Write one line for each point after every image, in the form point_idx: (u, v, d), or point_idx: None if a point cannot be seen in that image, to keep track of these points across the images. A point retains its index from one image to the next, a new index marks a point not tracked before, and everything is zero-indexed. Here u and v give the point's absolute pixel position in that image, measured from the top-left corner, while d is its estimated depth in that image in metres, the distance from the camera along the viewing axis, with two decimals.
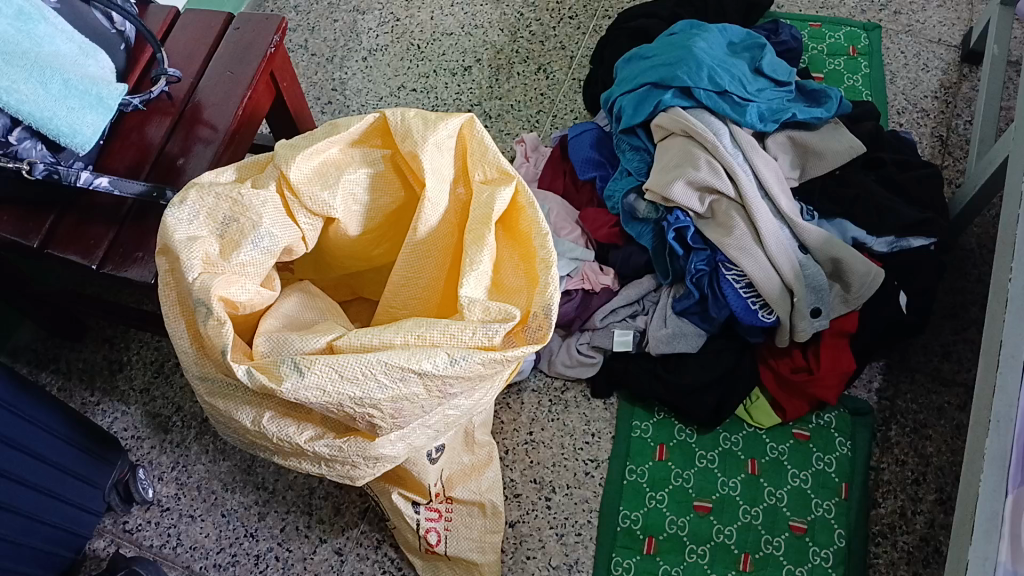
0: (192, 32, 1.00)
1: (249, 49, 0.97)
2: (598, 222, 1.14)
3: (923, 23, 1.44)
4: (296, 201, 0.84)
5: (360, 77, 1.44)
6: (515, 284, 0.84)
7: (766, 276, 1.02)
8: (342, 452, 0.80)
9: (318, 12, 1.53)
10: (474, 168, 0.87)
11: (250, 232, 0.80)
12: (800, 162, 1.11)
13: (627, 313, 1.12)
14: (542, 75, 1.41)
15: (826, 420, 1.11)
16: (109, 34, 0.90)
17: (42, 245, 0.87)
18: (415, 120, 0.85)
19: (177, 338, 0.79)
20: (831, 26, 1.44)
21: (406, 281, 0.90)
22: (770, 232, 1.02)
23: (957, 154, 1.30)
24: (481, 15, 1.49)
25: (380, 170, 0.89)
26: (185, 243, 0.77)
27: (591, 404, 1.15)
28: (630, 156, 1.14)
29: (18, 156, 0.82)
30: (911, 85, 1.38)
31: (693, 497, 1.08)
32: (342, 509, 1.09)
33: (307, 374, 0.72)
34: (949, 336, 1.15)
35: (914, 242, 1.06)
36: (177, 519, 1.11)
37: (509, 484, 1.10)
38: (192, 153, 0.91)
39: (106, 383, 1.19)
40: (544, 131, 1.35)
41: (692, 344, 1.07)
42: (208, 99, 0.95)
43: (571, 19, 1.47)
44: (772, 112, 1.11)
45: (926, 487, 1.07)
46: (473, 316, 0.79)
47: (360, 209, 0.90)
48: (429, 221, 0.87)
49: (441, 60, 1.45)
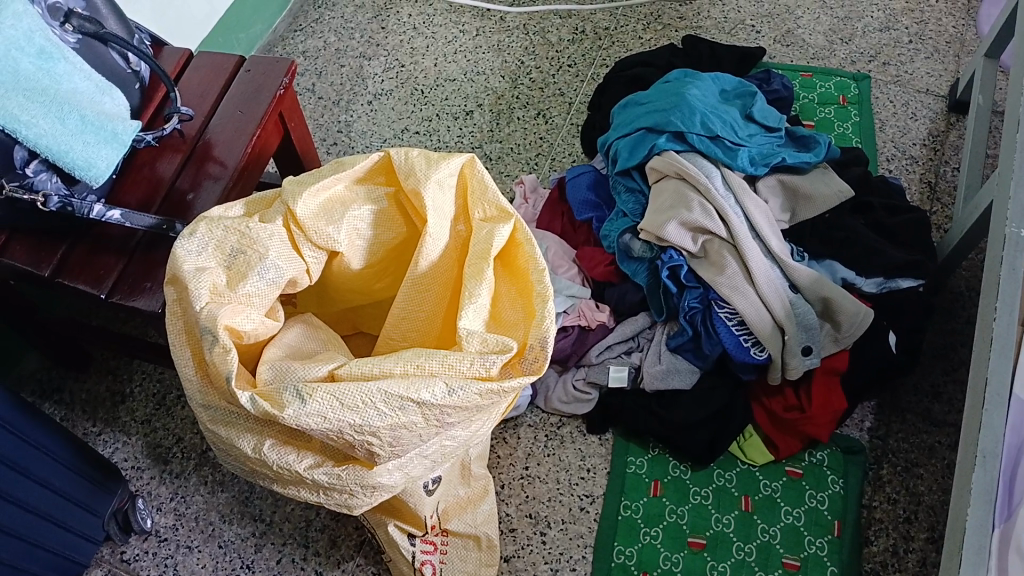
0: (205, 73, 1.04)
1: (259, 90, 1.01)
2: (595, 260, 1.17)
3: (912, 74, 1.49)
4: (302, 234, 0.87)
5: (365, 120, 1.49)
6: (512, 317, 0.87)
7: (757, 314, 1.04)
8: (340, 480, 0.81)
9: (326, 58, 1.58)
10: (474, 206, 0.91)
11: (256, 263, 0.83)
12: (791, 206, 1.14)
13: (622, 349, 1.14)
14: (542, 120, 1.46)
15: (818, 458, 1.13)
16: (124, 73, 0.94)
17: (53, 274, 0.89)
18: (418, 159, 0.89)
19: (183, 367, 0.81)
20: (821, 76, 1.49)
21: (406, 313, 0.92)
22: (761, 271, 1.05)
23: (945, 200, 1.34)
24: (483, 62, 1.55)
25: (384, 207, 0.92)
26: (194, 273, 0.80)
27: (586, 440, 1.16)
28: (626, 198, 1.17)
29: (34, 188, 0.85)
30: (900, 133, 1.42)
31: (687, 533, 1.09)
32: (338, 541, 1.10)
33: (309, 402, 0.74)
34: (939, 377, 1.18)
35: (903, 283, 1.09)
36: (174, 550, 1.11)
37: (505, 518, 1.11)
38: (201, 188, 0.95)
39: (109, 414, 1.21)
40: (542, 173, 1.39)
41: (686, 380, 1.08)
42: (219, 137, 0.98)
43: (570, 66, 1.52)
44: (763, 156, 1.14)
45: (918, 525, 1.08)
46: (471, 347, 0.81)
47: (363, 243, 0.92)
48: (431, 255, 0.90)
49: (444, 105, 1.49)
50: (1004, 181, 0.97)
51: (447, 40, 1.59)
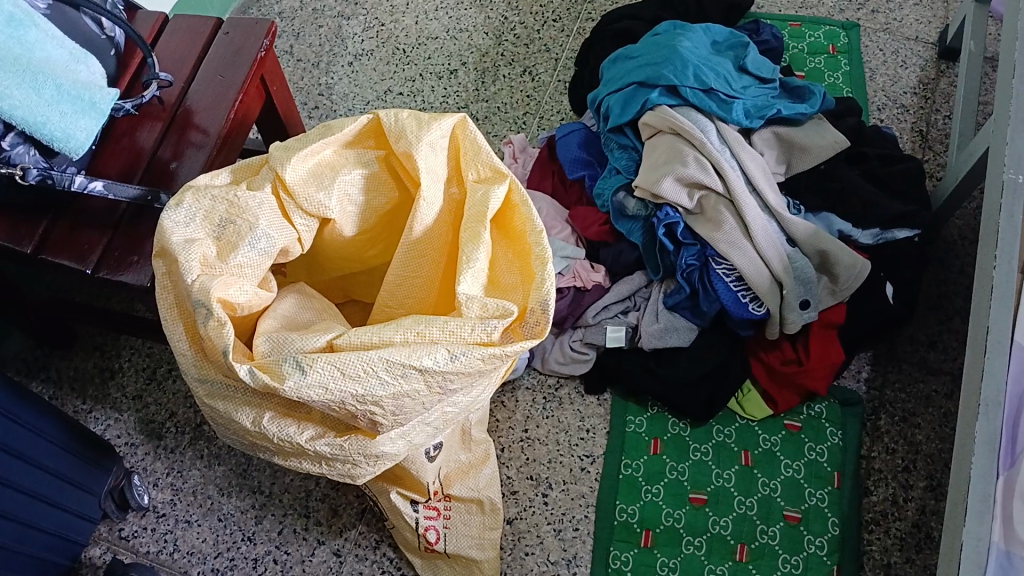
0: (182, 37, 1.00)
1: (239, 53, 0.98)
2: (588, 221, 1.15)
3: (901, 21, 1.47)
4: (292, 202, 0.84)
5: (346, 82, 1.45)
6: (510, 281, 0.86)
7: (755, 270, 1.03)
8: (343, 451, 0.80)
9: (303, 18, 1.53)
10: (467, 168, 0.89)
11: (247, 233, 0.81)
12: (786, 157, 1.12)
13: (619, 309, 1.13)
14: (528, 77, 1.43)
15: (817, 411, 1.13)
16: (99, 39, 0.90)
17: (36, 250, 0.87)
18: (409, 121, 0.86)
19: (176, 341, 0.79)
20: (810, 25, 1.46)
21: (402, 279, 0.91)
22: (759, 225, 1.03)
23: (937, 148, 1.33)
24: (466, 19, 1.51)
25: (375, 170, 0.89)
26: (183, 245, 0.77)
27: (584, 401, 1.16)
28: (618, 155, 1.14)
29: (11, 161, 0.81)
30: (890, 82, 1.41)
31: (688, 490, 1.09)
32: (339, 511, 1.10)
33: (309, 373, 0.72)
34: (934, 326, 1.18)
35: (898, 234, 1.08)
36: (173, 525, 1.10)
37: (506, 481, 1.11)
38: (184, 157, 0.92)
39: (98, 391, 1.19)
40: (531, 132, 1.37)
41: (685, 338, 1.08)
42: (200, 103, 0.95)
43: (555, 21, 1.49)
44: (758, 109, 1.11)
45: (916, 474, 1.09)
46: (471, 312, 0.80)
47: (355, 209, 0.90)
48: (425, 220, 0.88)
49: (427, 64, 1.46)
50: (1001, 128, 0.96)
51: None
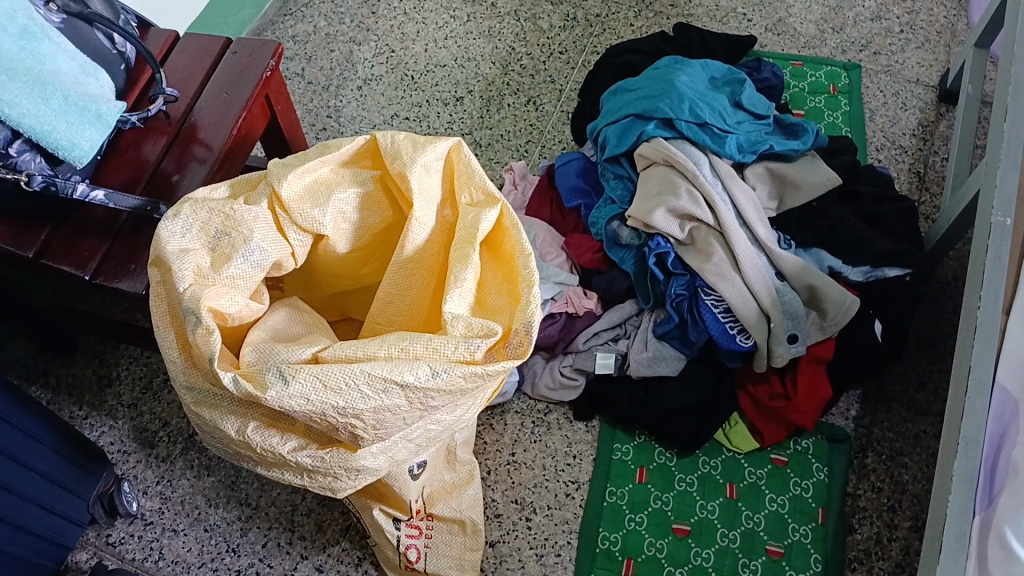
0: (191, 55, 1.03)
1: (245, 72, 1.01)
2: (582, 248, 1.17)
3: (902, 64, 1.49)
4: (287, 217, 0.86)
5: (354, 106, 1.48)
6: (498, 303, 0.88)
7: (743, 302, 1.04)
8: (324, 463, 0.81)
9: (316, 43, 1.56)
10: (460, 191, 0.91)
11: (241, 246, 0.83)
12: (778, 193, 1.13)
13: (609, 336, 1.14)
14: (532, 107, 1.46)
15: (804, 446, 1.13)
16: (110, 54, 0.93)
17: (37, 255, 0.89)
18: (405, 142, 0.89)
19: (167, 349, 0.81)
20: (812, 65, 1.49)
21: (392, 297, 0.92)
22: (748, 259, 1.04)
23: (934, 190, 1.34)
24: (474, 48, 1.54)
25: (370, 190, 0.92)
26: (178, 254, 0.80)
27: (572, 427, 1.16)
28: (614, 185, 1.16)
29: (17, 168, 0.83)
30: (890, 123, 1.43)
31: (672, 520, 1.09)
32: (324, 526, 1.10)
33: (291, 383, 0.73)
34: (926, 366, 1.18)
35: (889, 272, 1.09)
36: (159, 533, 1.11)
37: (490, 503, 1.12)
38: (186, 171, 0.94)
39: (95, 398, 1.21)
40: (532, 160, 1.39)
41: (672, 368, 1.08)
42: (204, 119, 0.98)
43: (561, 53, 1.52)
44: (750, 144, 1.13)
45: (902, 514, 1.09)
46: (456, 331, 0.82)
47: (349, 227, 0.92)
48: (416, 240, 0.90)
49: (434, 91, 1.49)
50: (991, 171, 0.98)
51: (438, 26, 1.58)
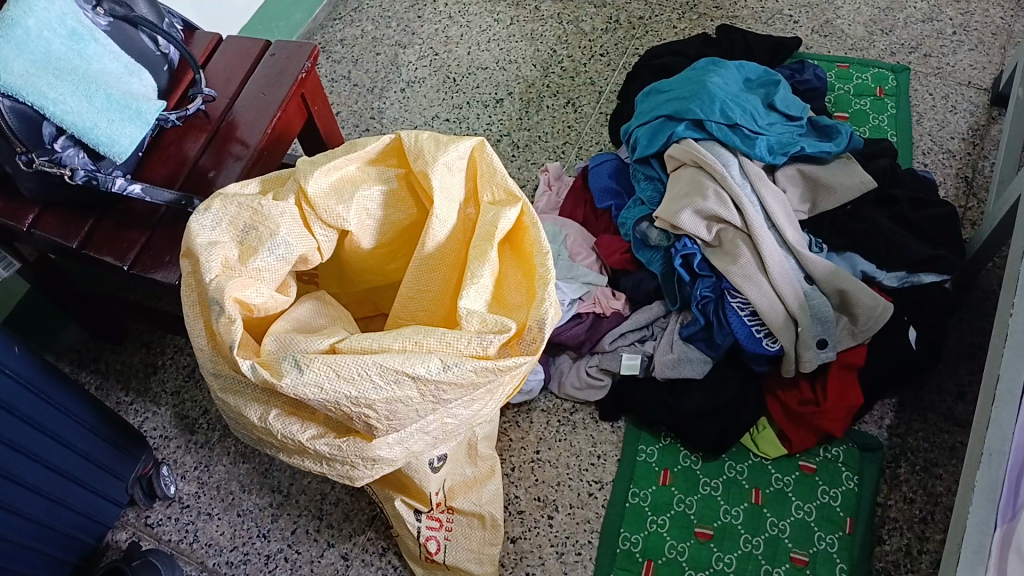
0: (232, 57, 1.07)
1: (282, 73, 1.04)
2: (612, 248, 1.18)
3: (954, 66, 1.45)
4: (313, 213, 0.89)
5: (397, 107, 1.51)
6: (516, 300, 0.89)
7: (769, 305, 1.02)
8: (341, 452, 0.83)
9: (362, 46, 1.60)
10: (483, 190, 0.93)
11: (267, 239, 0.85)
12: (811, 197, 1.11)
13: (636, 337, 1.14)
14: (571, 109, 1.47)
15: (833, 454, 1.11)
16: (153, 56, 0.98)
17: (81, 245, 0.94)
18: (428, 142, 0.91)
19: (196, 337, 0.85)
20: (859, 67, 1.46)
21: (413, 293, 0.94)
22: (775, 261, 1.03)
23: (981, 196, 1.31)
24: (515, 51, 1.56)
25: (394, 187, 0.94)
26: (207, 246, 0.83)
27: (598, 426, 1.17)
28: (644, 186, 1.16)
29: (61, 162, 0.89)
30: (938, 126, 1.39)
31: (694, 523, 1.09)
32: (351, 516, 1.13)
33: (306, 372, 0.76)
34: (965, 376, 1.15)
35: (925, 278, 1.07)
36: (194, 516, 1.15)
37: (513, 500, 1.13)
38: (223, 167, 0.98)
39: (140, 385, 1.26)
40: (569, 161, 1.41)
41: (697, 370, 1.08)
42: (242, 117, 1.02)
43: (602, 56, 1.53)
44: (781, 145, 1.10)
45: (933, 526, 1.06)
46: (471, 326, 0.84)
47: (373, 224, 0.94)
48: (437, 236, 0.92)
49: (475, 93, 1.51)
50: None
51: (481, 28, 1.59)
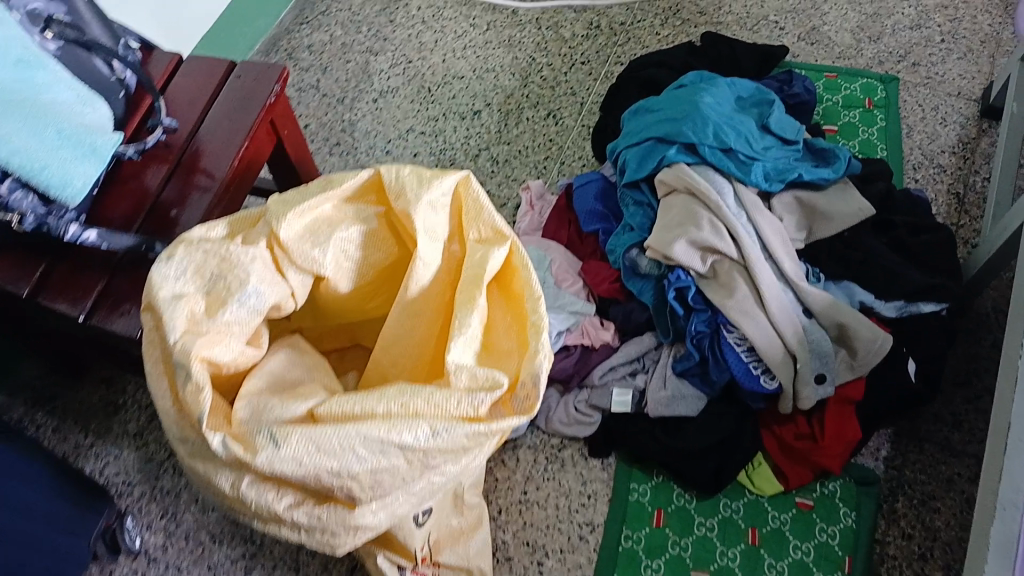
0: (194, 80, 0.99)
1: (249, 98, 0.97)
2: (600, 276, 1.13)
3: (943, 76, 1.42)
4: (286, 258, 0.82)
5: (370, 119, 1.44)
6: (506, 347, 0.84)
7: (767, 341, 0.98)
8: (320, 522, 0.77)
9: (331, 53, 1.52)
10: (468, 227, 0.88)
11: (237, 290, 0.79)
12: (807, 224, 1.07)
13: (627, 371, 1.09)
14: (552, 121, 1.41)
15: (830, 489, 1.09)
16: (109, 81, 0.90)
17: (32, 293, 0.87)
18: (409, 178, 0.85)
19: (160, 398, 0.78)
20: (847, 77, 1.42)
21: (396, 338, 0.89)
22: (773, 295, 0.99)
23: (973, 212, 1.27)
24: (493, 59, 1.49)
25: (374, 227, 0.87)
26: (170, 302, 0.76)
27: (587, 464, 1.12)
28: (632, 211, 1.11)
29: (7, 207, 0.80)
30: (928, 139, 1.35)
31: (690, 566, 1.04)
32: (329, 566, 1.07)
33: (284, 447, 0.70)
34: (960, 404, 1.13)
35: (924, 307, 1.03)
36: (163, 570, 1.09)
37: (501, 545, 1.08)
38: (187, 204, 0.91)
39: (101, 426, 1.20)
40: (550, 178, 1.35)
41: (692, 408, 1.03)
42: (207, 147, 0.94)
43: (583, 64, 1.47)
44: (778, 172, 1.07)
45: (933, 563, 1.03)
46: (459, 382, 0.78)
47: (351, 265, 0.87)
48: (421, 281, 0.86)
49: (451, 104, 1.44)
50: None
51: (456, 34, 1.53)
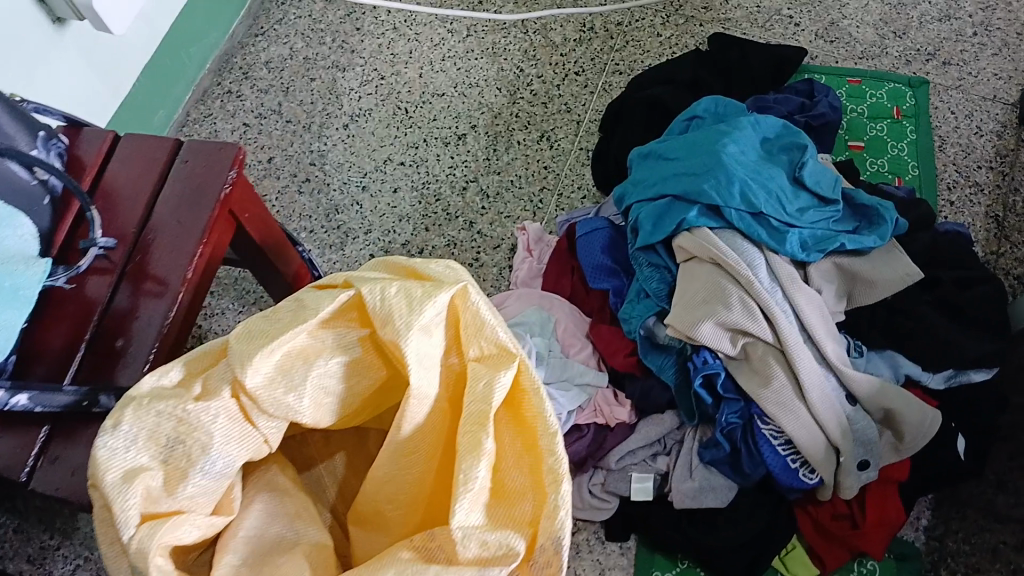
0: (133, 166, 0.84)
1: (201, 191, 0.83)
2: (613, 346, 1.00)
3: (976, 76, 1.28)
4: (255, 406, 0.70)
5: (341, 148, 1.28)
6: (517, 484, 0.72)
7: (809, 436, 0.88)
8: None
9: (293, 69, 1.35)
10: (468, 343, 0.75)
11: (199, 457, 0.68)
12: (846, 290, 0.95)
13: (647, 454, 0.99)
14: (545, 144, 1.26)
15: (869, 569, 0.99)
16: (30, 187, 0.75)
17: None
18: (398, 300, 0.71)
19: None
20: (872, 82, 1.27)
21: (389, 478, 0.77)
22: (815, 385, 0.88)
23: (1014, 239, 1.15)
24: (475, 71, 1.33)
25: (356, 355, 0.74)
26: (120, 485, 0.64)
27: (605, 549, 1.02)
28: (647, 274, 0.98)
29: None
30: (962, 153, 1.22)
31: None
32: None
33: None
34: None
35: (974, 377, 0.93)
36: None
37: None
38: (134, 332, 0.77)
39: (66, 524, 1.08)
40: (547, 215, 1.21)
41: (722, 499, 0.93)
42: (156, 252, 0.80)
43: (577, 75, 1.32)
44: (816, 241, 0.94)
45: None
46: (467, 553, 0.67)
47: (332, 400, 0.75)
48: (415, 418, 0.75)
49: (431, 127, 1.29)
50: None
51: (433, 42, 1.36)
